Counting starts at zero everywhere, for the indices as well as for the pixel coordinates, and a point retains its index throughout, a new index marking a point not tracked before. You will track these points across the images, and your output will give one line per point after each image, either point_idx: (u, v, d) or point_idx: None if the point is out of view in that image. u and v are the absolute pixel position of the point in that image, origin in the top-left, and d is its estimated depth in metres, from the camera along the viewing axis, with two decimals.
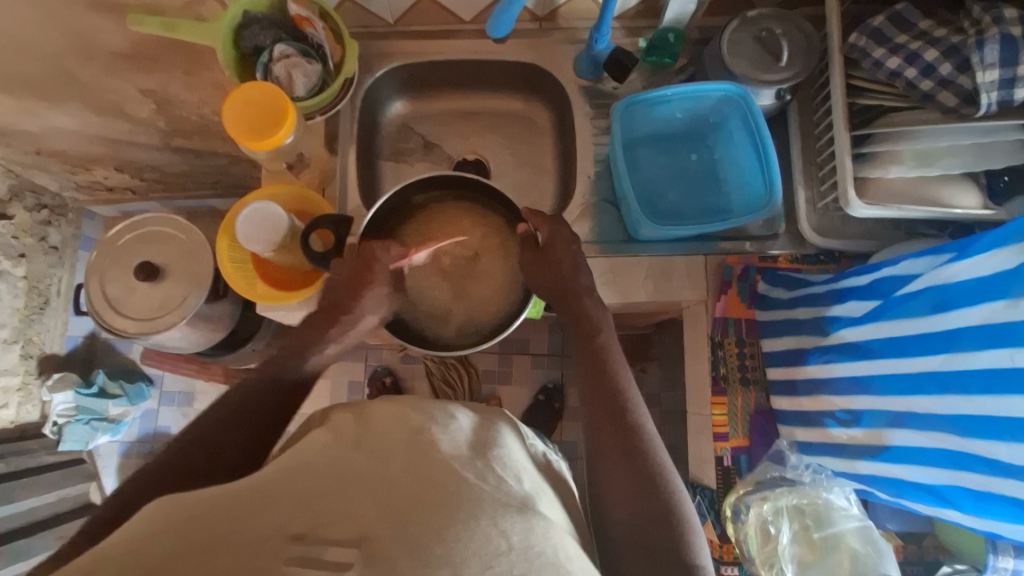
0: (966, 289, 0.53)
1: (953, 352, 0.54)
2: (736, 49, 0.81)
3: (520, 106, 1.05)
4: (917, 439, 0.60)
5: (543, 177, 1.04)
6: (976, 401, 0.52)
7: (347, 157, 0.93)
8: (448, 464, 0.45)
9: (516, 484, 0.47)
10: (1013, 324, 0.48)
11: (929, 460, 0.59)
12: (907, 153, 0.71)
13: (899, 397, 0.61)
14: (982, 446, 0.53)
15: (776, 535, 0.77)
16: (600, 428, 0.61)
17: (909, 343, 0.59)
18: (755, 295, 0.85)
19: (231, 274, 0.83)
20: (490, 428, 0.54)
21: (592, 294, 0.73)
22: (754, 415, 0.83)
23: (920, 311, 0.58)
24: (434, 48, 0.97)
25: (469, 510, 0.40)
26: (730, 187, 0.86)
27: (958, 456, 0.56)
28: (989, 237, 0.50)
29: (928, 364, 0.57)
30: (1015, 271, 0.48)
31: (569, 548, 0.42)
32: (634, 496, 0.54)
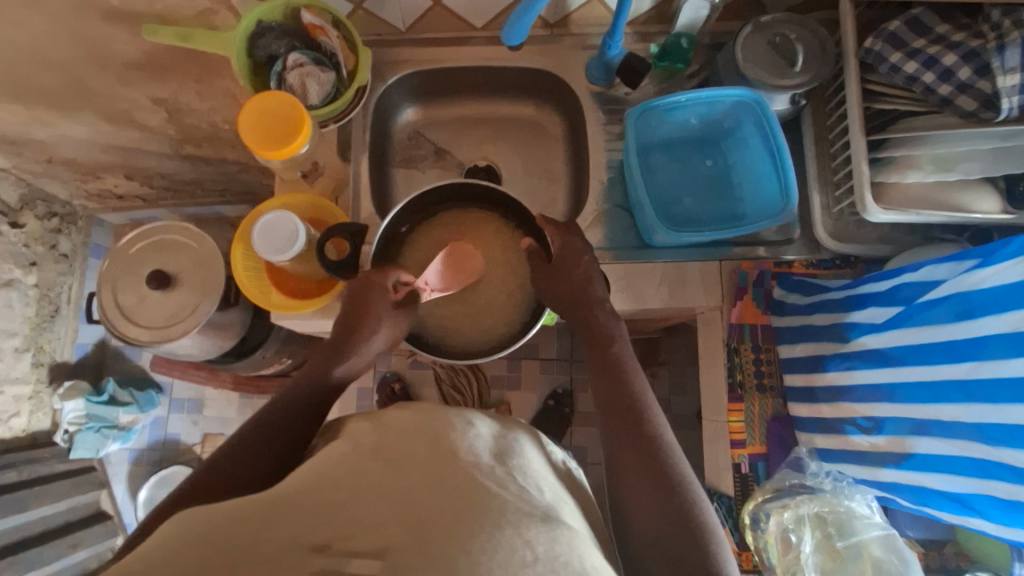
0: (992, 296, 0.53)
1: (981, 361, 0.54)
2: (750, 54, 0.81)
3: (532, 112, 1.05)
4: (942, 447, 0.59)
5: (554, 183, 1.04)
6: (1003, 408, 0.52)
7: (360, 165, 0.93)
8: (469, 473, 0.44)
9: (537, 494, 0.45)
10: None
11: (954, 468, 0.59)
12: (925, 159, 0.71)
13: (923, 405, 0.61)
14: (1009, 454, 0.52)
15: (797, 543, 0.76)
16: (617, 439, 0.60)
17: (934, 350, 0.59)
18: (771, 301, 0.85)
19: (246, 281, 0.83)
20: (510, 437, 0.52)
21: (605, 304, 0.72)
22: (771, 422, 0.83)
23: (944, 318, 0.57)
24: (445, 56, 0.97)
25: (493, 520, 0.39)
26: (745, 193, 0.86)
27: (985, 465, 0.55)
28: (1016, 244, 0.50)
29: (951, 372, 0.57)
30: None
31: (594, 558, 0.41)
32: (655, 507, 0.54)
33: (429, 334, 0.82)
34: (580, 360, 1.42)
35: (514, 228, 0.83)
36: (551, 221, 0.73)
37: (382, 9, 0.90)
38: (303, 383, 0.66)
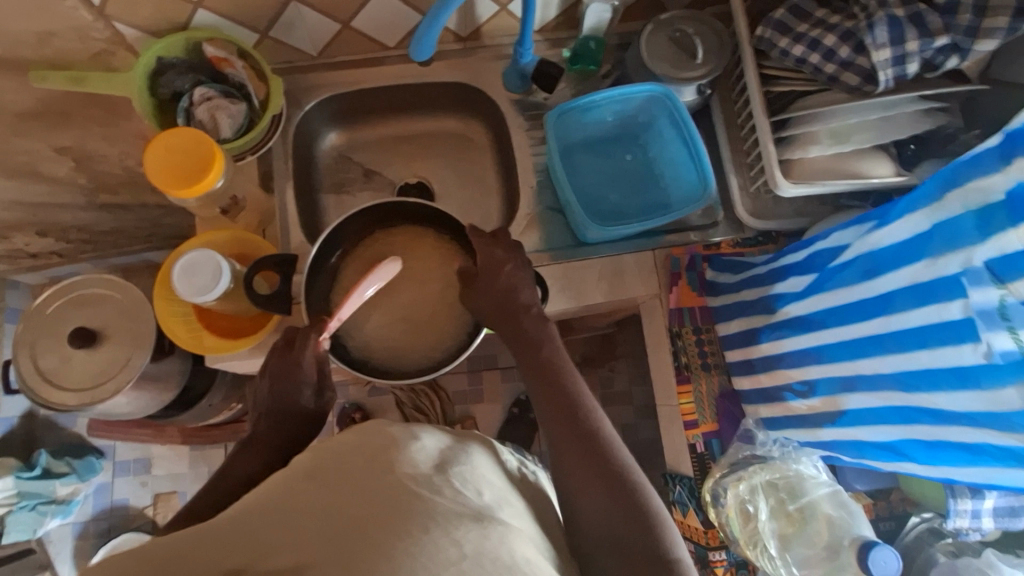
0: (892, 253, 0.56)
1: (890, 314, 0.57)
2: (655, 51, 0.85)
3: (456, 124, 1.05)
4: (870, 400, 0.63)
5: (488, 192, 1.04)
6: (913, 354, 0.56)
7: (285, 194, 0.91)
8: (403, 484, 0.42)
9: (475, 497, 0.45)
10: (939, 280, 0.52)
11: (882, 416, 0.63)
12: (823, 133, 0.75)
13: (847, 362, 0.64)
14: (922, 397, 0.57)
15: (755, 513, 0.78)
16: (560, 443, 0.60)
17: (850, 310, 0.62)
18: (705, 282, 0.88)
19: (176, 328, 0.79)
20: (458, 449, 0.51)
21: (534, 310, 0.72)
22: (720, 399, 0.85)
23: (854, 279, 0.61)
24: (363, 78, 0.97)
25: (429, 526, 0.39)
26: (667, 182, 0.89)
27: (906, 410, 0.59)
28: (904, 201, 0.54)
29: (868, 327, 0.60)
30: (931, 232, 0.52)
31: (526, 549, 0.42)
32: (601, 502, 0.54)
33: (370, 360, 0.81)
34: None
35: (449, 242, 0.83)
36: (479, 230, 0.73)
37: (290, 36, 0.89)
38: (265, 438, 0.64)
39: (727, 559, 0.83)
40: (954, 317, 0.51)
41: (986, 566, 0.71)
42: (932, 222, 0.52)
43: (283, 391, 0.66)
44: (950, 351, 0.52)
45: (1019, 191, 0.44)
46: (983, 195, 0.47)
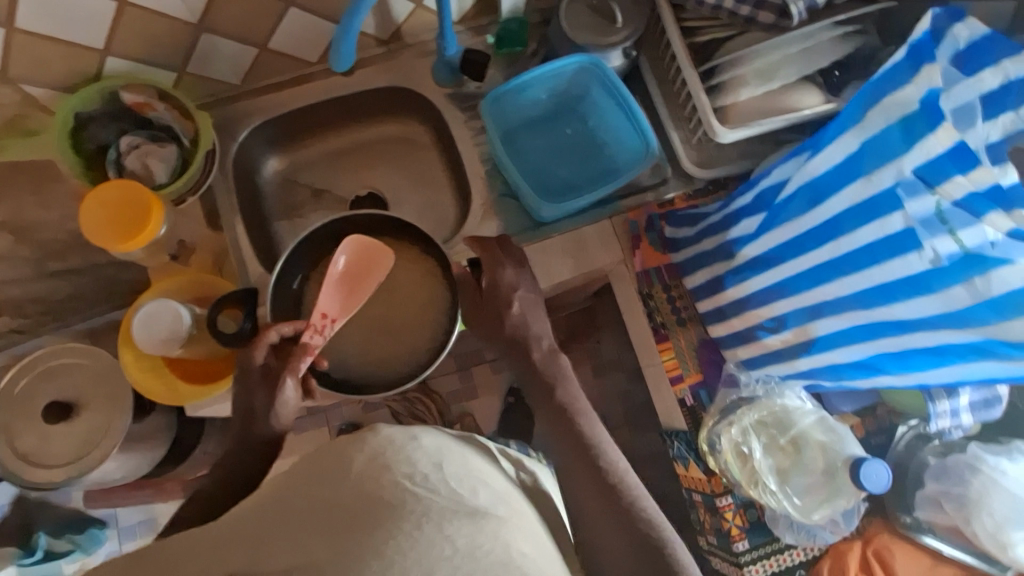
0: (830, 178, 0.57)
1: (839, 238, 0.59)
2: (576, 22, 0.85)
3: (396, 128, 1.04)
4: (838, 324, 0.65)
5: (440, 189, 1.04)
6: (865, 272, 0.58)
7: (235, 228, 0.89)
8: (398, 483, 0.43)
9: (471, 497, 0.45)
10: (876, 196, 0.53)
11: (851, 337, 0.64)
12: (749, 74, 0.77)
13: (809, 291, 0.66)
14: (882, 311, 0.59)
15: (750, 453, 0.80)
16: (573, 481, 0.61)
17: (801, 241, 0.63)
18: (666, 240, 0.89)
19: (149, 383, 0.77)
20: (458, 449, 0.50)
21: (543, 344, 0.72)
22: (700, 349, 0.87)
23: (800, 210, 0.62)
24: (293, 98, 0.95)
25: (423, 523, 0.41)
26: (611, 148, 0.90)
27: (871, 327, 0.61)
28: (833, 126, 0.55)
29: (820, 254, 0.62)
30: (862, 151, 0.53)
31: (521, 541, 0.45)
32: (619, 541, 0.56)
33: (350, 377, 0.81)
34: None
35: (410, 247, 0.83)
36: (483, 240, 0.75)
37: (208, 68, 0.87)
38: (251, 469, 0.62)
39: (734, 503, 0.82)
40: (896, 229, 0.53)
41: (972, 460, 0.74)
42: (860, 141, 0.53)
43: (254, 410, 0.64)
44: (898, 262, 0.54)
45: (932, 98, 0.47)
46: (903, 106, 0.49)
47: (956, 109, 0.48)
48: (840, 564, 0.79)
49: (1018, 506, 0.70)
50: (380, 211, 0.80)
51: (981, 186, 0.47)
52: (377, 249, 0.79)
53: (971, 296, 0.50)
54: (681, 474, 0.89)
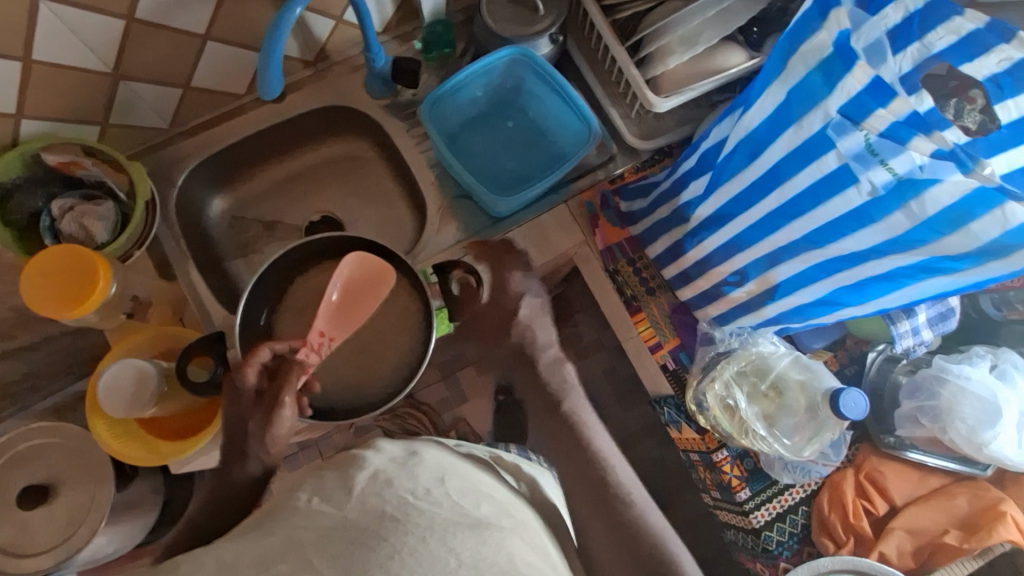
0: (764, 130, 0.60)
1: (783, 186, 0.61)
2: (498, 17, 0.86)
3: (339, 148, 1.03)
4: (796, 267, 0.67)
5: (393, 201, 1.03)
6: (812, 213, 0.60)
7: (191, 276, 0.86)
8: (402, 498, 0.47)
9: (473, 509, 0.50)
10: (810, 139, 0.55)
11: (812, 276, 0.67)
12: (675, 43, 0.79)
13: (763, 241, 0.68)
14: (834, 247, 0.61)
15: (737, 404, 0.81)
16: (577, 483, 0.71)
17: (748, 194, 0.65)
18: (624, 215, 0.92)
19: (127, 448, 0.74)
20: (460, 466, 0.57)
21: (551, 353, 0.77)
22: (674, 314, 0.89)
23: (742, 165, 0.64)
24: (226, 133, 0.93)
25: (426, 536, 0.44)
26: (555, 134, 0.91)
27: (827, 264, 0.64)
28: (760, 79, 0.58)
29: (769, 203, 0.64)
30: (790, 99, 0.56)
31: (524, 549, 0.48)
32: (616, 539, 0.67)
33: (333, 402, 0.79)
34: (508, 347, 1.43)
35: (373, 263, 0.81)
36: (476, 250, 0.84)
37: (132, 116, 0.84)
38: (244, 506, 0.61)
39: (730, 456, 0.85)
40: (833, 168, 0.55)
41: (938, 372, 0.78)
42: (785, 91, 0.56)
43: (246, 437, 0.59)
44: (841, 199, 0.57)
45: (843, 39, 0.50)
46: (819, 51, 0.51)
47: (867, 48, 0.51)
48: (837, 493, 0.83)
49: (987, 407, 0.74)
50: (337, 233, 0.79)
51: (902, 115, 0.49)
52: (380, 267, 0.76)
53: (911, 219, 0.53)
54: (677, 438, 0.92)
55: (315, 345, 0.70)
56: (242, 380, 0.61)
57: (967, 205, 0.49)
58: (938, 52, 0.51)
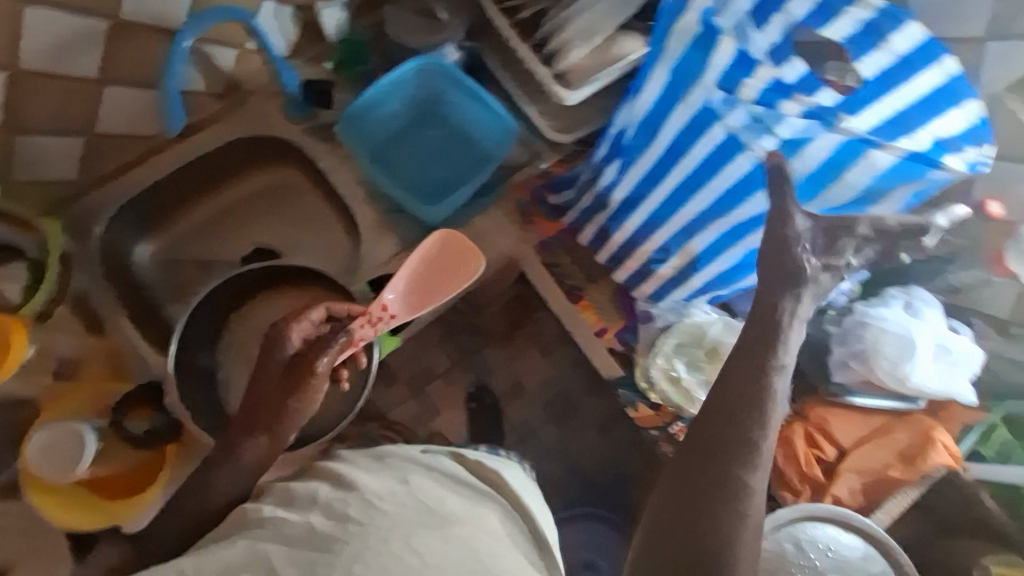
0: (658, 109, 0.63)
1: (682, 161, 0.64)
2: (404, 28, 0.90)
3: (266, 175, 0.97)
4: (709, 236, 0.70)
5: (328, 222, 0.97)
6: (712, 184, 0.63)
7: (124, 328, 0.84)
8: (364, 504, 0.54)
9: (437, 504, 0.55)
10: (698, 114, 0.59)
11: (723, 244, 0.70)
12: (574, 36, 0.82)
13: (675, 215, 0.71)
14: (737, 214, 0.65)
15: (680, 373, 0.85)
16: (710, 454, 0.56)
17: (655, 171, 0.69)
18: (555, 208, 0.92)
19: (71, 515, 0.70)
20: (423, 462, 0.61)
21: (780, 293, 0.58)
22: (618, 297, 0.91)
23: (645, 143, 0.68)
24: (141, 176, 0.89)
25: (388, 539, 0.50)
26: (477, 136, 0.92)
27: (734, 229, 0.67)
28: (647, 62, 0.61)
29: (674, 179, 0.67)
30: (673, 77, 0.59)
31: (484, 527, 0.55)
32: (686, 544, 0.53)
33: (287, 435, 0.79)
34: (478, 351, 1.33)
35: (312, 287, 0.79)
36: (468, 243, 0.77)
37: (37, 171, 0.80)
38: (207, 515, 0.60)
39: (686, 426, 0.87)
40: (720, 139, 0.59)
41: (860, 317, 0.83)
42: (669, 70, 0.59)
43: (263, 409, 0.63)
44: (734, 166, 0.60)
45: (708, 17, 0.54)
46: (690, 30, 0.56)
47: (733, 27, 0.54)
48: (790, 448, 0.86)
49: (903, 342, 0.80)
50: (265, 261, 0.78)
51: (768, 82, 0.54)
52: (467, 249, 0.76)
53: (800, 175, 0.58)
54: (636, 418, 0.93)
55: (376, 319, 0.71)
56: (282, 347, 0.66)
57: (841, 156, 0.55)
58: (801, 19, 0.54)
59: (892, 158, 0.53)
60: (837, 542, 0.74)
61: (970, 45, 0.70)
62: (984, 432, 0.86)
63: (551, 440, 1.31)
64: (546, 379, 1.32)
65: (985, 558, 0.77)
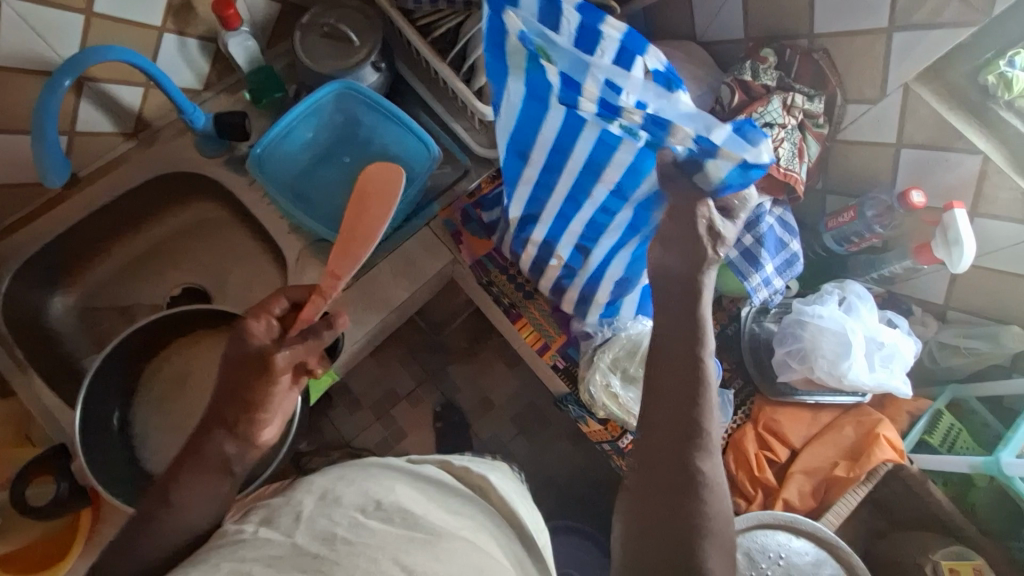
0: (522, 125, 0.60)
1: (565, 167, 0.62)
2: (314, 54, 0.85)
3: (188, 213, 0.95)
4: (607, 240, 0.68)
5: (257, 255, 0.94)
6: (602, 178, 0.60)
7: (36, 386, 0.79)
8: (351, 518, 0.43)
9: (427, 512, 0.47)
10: (566, 118, 0.56)
11: (617, 246, 0.69)
12: None
13: (573, 222, 0.69)
14: (625, 210, 0.62)
15: (620, 389, 0.82)
16: (657, 422, 0.53)
17: (542, 185, 0.67)
18: (487, 226, 0.89)
19: None
20: (409, 470, 0.52)
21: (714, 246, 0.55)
22: (556, 313, 0.89)
23: (520, 161, 0.65)
24: (47, 225, 0.84)
25: (377, 555, 0.41)
26: (399, 160, 0.88)
27: (629, 227, 0.64)
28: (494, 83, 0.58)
29: (567, 180, 0.64)
30: (527, 91, 0.56)
31: (484, 553, 0.46)
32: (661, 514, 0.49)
33: None
34: (437, 372, 1.27)
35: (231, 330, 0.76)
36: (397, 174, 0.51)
37: None
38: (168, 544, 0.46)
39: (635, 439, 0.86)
40: (602, 129, 0.55)
41: (798, 316, 0.82)
42: (522, 86, 0.56)
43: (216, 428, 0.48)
44: (617, 157, 0.57)
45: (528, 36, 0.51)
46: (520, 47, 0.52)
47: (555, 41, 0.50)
48: (741, 452, 0.85)
49: (841, 340, 0.79)
50: (189, 306, 0.74)
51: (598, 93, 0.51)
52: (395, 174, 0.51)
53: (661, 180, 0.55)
54: (587, 432, 0.91)
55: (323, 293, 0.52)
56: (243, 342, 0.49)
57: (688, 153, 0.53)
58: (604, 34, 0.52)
59: (730, 161, 0.50)
60: (787, 548, 0.73)
61: (878, 37, 0.70)
62: (931, 419, 0.86)
63: (521, 457, 1.24)
64: (510, 393, 1.28)
65: (934, 553, 0.76)
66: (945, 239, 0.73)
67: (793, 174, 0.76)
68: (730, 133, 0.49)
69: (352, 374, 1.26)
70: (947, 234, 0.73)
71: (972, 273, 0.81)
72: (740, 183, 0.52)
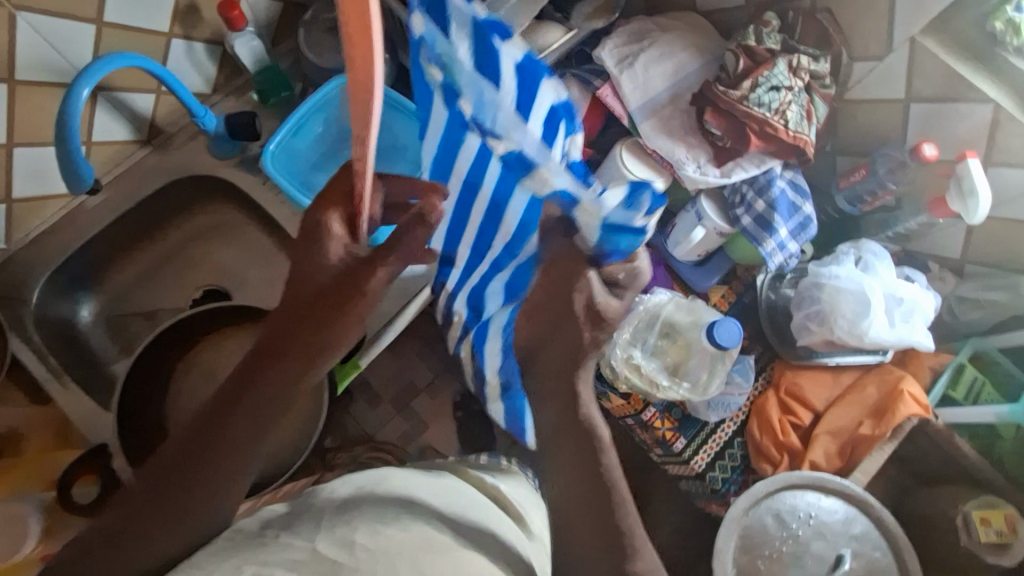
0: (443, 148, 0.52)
1: (473, 191, 0.52)
2: (319, 48, 0.87)
3: (206, 216, 0.97)
4: (496, 292, 0.60)
5: (275, 253, 0.95)
6: (502, 225, 0.52)
7: (72, 393, 0.81)
8: (369, 527, 0.43)
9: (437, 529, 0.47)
10: (475, 154, 0.49)
11: (499, 309, 0.62)
12: None
13: (475, 265, 0.61)
14: (506, 270, 0.56)
15: (642, 360, 0.83)
16: (559, 450, 0.50)
17: (452, 216, 0.58)
18: None
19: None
20: (411, 493, 0.52)
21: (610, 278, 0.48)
22: None
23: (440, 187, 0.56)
24: (71, 236, 0.86)
25: (398, 562, 0.40)
26: (410, 148, 0.88)
27: (511, 288, 0.56)
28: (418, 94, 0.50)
29: (475, 220, 0.55)
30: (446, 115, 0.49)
31: (483, 562, 0.45)
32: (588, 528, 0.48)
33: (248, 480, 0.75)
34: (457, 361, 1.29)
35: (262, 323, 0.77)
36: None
37: None
38: (190, 519, 0.45)
39: (658, 411, 0.86)
40: (504, 158, 0.46)
41: (814, 278, 0.83)
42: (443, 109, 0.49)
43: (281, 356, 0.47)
44: (515, 201, 0.48)
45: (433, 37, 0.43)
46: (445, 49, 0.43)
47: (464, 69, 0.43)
48: (764, 418, 0.86)
49: (860, 299, 0.79)
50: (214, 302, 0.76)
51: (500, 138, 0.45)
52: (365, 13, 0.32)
53: (544, 236, 0.48)
54: (610, 409, 0.91)
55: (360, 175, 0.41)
56: (322, 254, 0.45)
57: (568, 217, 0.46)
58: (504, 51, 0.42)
59: (596, 221, 0.44)
60: (818, 507, 0.74)
61: None
62: (953, 372, 0.85)
63: None
64: None
65: (964, 504, 0.76)
66: (960, 191, 0.73)
67: (803, 136, 0.75)
68: (621, 200, 0.44)
69: (373, 367, 1.27)
70: (962, 185, 0.73)
71: (988, 226, 0.81)
72: (623, 247, 0.45)
